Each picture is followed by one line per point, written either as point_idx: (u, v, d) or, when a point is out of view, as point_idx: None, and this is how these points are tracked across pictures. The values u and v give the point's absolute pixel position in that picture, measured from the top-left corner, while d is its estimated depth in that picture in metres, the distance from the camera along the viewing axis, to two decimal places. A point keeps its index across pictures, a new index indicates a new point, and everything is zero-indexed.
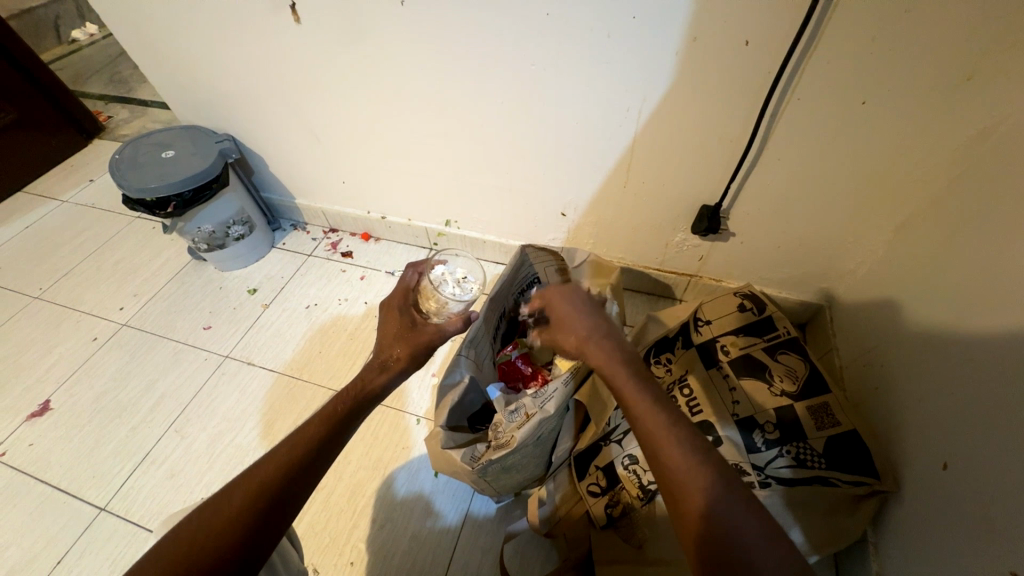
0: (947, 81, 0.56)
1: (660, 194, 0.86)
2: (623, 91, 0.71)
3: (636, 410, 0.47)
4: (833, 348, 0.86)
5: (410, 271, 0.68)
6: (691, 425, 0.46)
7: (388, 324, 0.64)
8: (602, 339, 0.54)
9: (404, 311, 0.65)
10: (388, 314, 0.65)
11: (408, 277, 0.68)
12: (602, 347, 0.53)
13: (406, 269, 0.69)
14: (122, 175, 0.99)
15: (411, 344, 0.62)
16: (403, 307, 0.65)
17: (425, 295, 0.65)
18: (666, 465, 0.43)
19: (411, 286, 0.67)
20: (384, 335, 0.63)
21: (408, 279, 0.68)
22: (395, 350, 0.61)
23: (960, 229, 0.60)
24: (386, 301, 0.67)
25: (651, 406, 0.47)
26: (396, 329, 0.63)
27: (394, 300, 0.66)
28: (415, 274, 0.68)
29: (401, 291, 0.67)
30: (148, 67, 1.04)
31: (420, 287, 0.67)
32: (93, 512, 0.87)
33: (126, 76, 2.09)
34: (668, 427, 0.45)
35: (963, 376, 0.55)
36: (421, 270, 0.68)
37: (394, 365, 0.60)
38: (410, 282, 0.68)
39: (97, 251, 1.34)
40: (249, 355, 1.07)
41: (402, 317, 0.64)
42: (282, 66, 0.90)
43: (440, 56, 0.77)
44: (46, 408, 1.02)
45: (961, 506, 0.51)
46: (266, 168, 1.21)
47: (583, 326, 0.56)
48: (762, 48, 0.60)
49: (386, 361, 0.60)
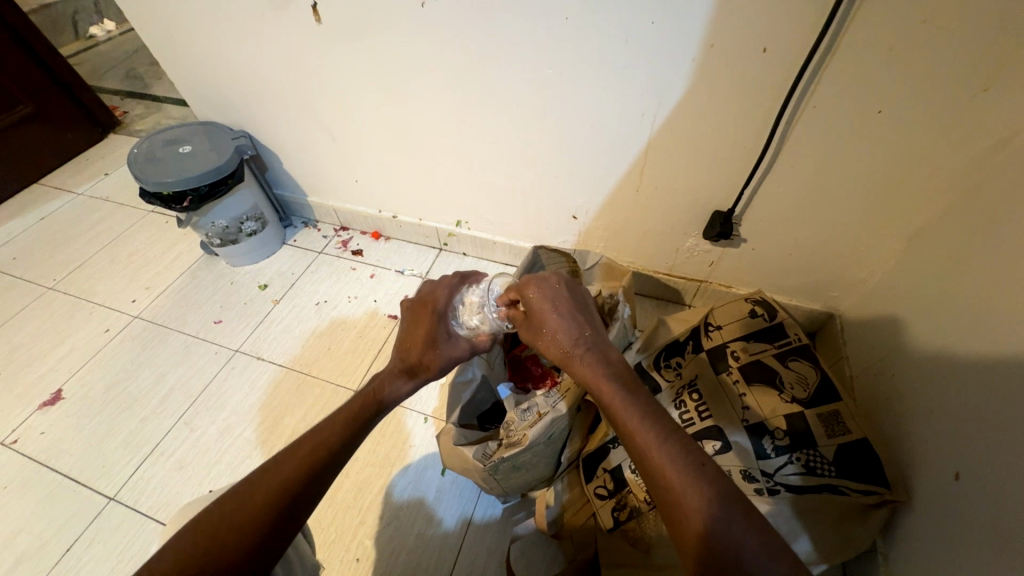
0: (963, 92, 0.56)
1: (672, 199, 0.86)
2: (640, 96, 0.72)
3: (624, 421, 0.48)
4: (844, 357, 0.86)
5: (456, 278, 0.70)
6: (683, 433, 0.46)
7: (420, 327, 0.64)
8: (585, 352, 0.55)
9: (438, 318, 0.65)
10: (420, 315, 0.65)
11: (452, 283, 0.69)
12: (585, 361, 0.54)
13: (450, 276, 0.70)
14: (141, 169, 1.00)
15: (442, 353, 0.63)
16: (439, 313, 0.65)
17: (467, 308, 0.68)
18: (665, 473, 0.43)
19: (451, 293, 0.68)
20: (413, 337, 0.64)
21: (448, 284, 0.69)
22: (426, 356, 0.62)
23: (975, 241, 0.60)
24: (421, 302, 0.66)
25: (637, 415, 0.47)
26: (429, 335, 0.64)
27: (430, 303, 0.66)
28: (460, 285, 0.70)
29: (440, 295, 0.67)
30: (168, 63, 1.05)
31: (459, 296, 0.69)
32: (102, 501, 0.88)
33: (142, 73, 2.12)
34: (655, 436, 0.45)
35: (976, 387, 0.54)
36: (466, 283, 0.71)
37: (421, 373, 0.61)
38: (451, 290, 0.68)
39: (111, 243, 1.35)
40: (259, 350, 1.08)
41: (436, 323, 0.64)
42: (301, 64, 0.91)
43: (458, 57, 0.78)
44: (58, 397, 1.03)
45: (972, 518, 0.51)
46: (280, 165, 1.23)
47: (566, 337, 0.56)
48: (779, 56, 0.60)
49: (415, 367, 0.61)
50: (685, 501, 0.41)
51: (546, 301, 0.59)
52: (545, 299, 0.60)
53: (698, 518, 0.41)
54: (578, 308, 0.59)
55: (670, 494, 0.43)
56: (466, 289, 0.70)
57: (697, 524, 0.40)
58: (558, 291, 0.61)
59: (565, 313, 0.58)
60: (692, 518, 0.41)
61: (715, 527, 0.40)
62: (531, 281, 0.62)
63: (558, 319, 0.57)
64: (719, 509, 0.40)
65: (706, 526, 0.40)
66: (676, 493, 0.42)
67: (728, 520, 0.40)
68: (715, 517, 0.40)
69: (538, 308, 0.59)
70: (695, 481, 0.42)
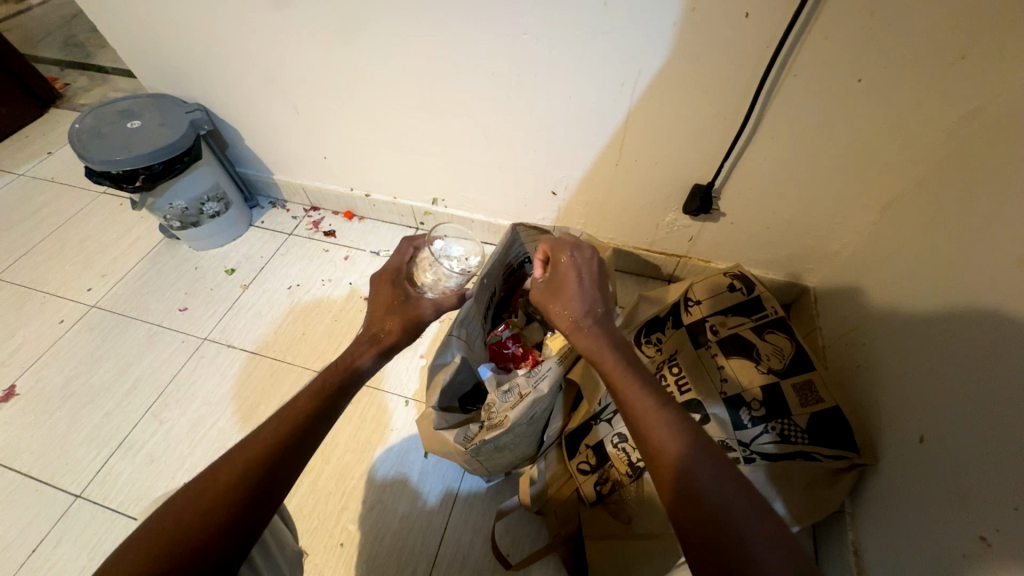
0: (941, 58, 0.56)
1: (653, 172, 0.85)
2: (619, 64, 0.69)
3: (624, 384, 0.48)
4: (817, 327, 0.88)
5: (406, 244, 0.67)
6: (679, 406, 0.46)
7: (379, 296, 0.63)
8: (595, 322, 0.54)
9: (396, 284, 0.64)
10: (380, 285, 0.64)
11: (403, 249, 0.66)
12: (594, 329, 0.54)
13: (400, 244, 0.67)
14: (84, 146, 0.93)
15: (403, 317, 0.61)
16: (396, 280, 0.64)
17: (421, 266, 0.65)
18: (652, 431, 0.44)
19: (405, 259, 0.66)
20: (375, 308, 0.62)
21: (403, 252, 0.66)
22: (386, 323, 0.60)
23: (947, 210, 0.61)
24: (378, 273, 0.65)
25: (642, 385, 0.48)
26: (388, 302, 0.62)
27: (386, 274, 0.64)
28: (411, 248, 0.67)
29: (394, 264, 0.65)
30: (108, 28, 0.96)
31: (416, 260, 0.66)
32: (68, 499, 0.84)
33: (83, 41, 1.95)
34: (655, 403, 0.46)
35: (942, 353, 0.56)
36: (417, 245, 0.67)
37: (385, 340, 0.59)
38: (404, 256, 0.66)
39: (59, 228, 1.26)
40: (228, 338, 1.03)
41: (394, 290, 0.63)
42: (257, 29, 0.84)
43: (427, 21, 0.73)
44: (12, 394, 0.97)
45: (933, 477, 0.54)
46: (241, 141, 1.15)
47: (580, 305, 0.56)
48: (762, 22, 0.58)
49: (378, 336, 0.60)
50: (664, 452, 0.43)
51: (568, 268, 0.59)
52: (571, 267, 0.59)
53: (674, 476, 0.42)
54: (597, 282, 0.59)
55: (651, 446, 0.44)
56: (419, 250, 0.66)
57: (674, 471, 0.42)
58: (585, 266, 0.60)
59: (584, 283, 0.58)
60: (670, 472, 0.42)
61: (692, 477, 0.41)
62: (561, 247, 0.61)
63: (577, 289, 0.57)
64: (700, 466, 0.41)
65: (683, 476, 0.41)
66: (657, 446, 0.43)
67: (706, 478, 0.41)
68: (696, 480, 0.41)
69: (560, 277, 0.59)
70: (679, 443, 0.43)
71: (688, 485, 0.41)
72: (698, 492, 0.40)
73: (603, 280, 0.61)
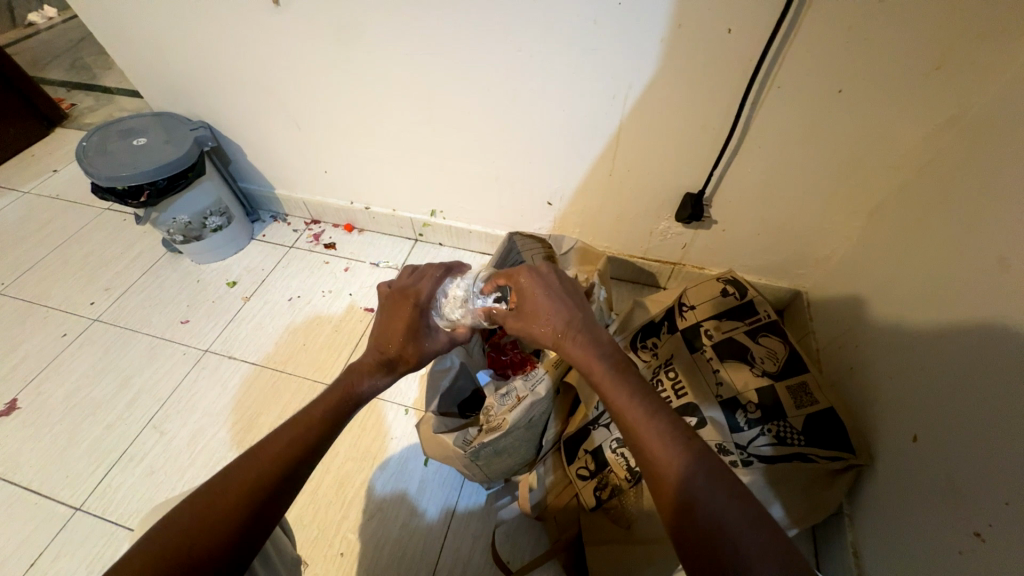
0: (918, 70, 0.58)
1: (645, 182, 0.87)
2: (610, 78, 0.72)
3: (614, 402, 0.49)
4: (810, 331, 0.89)
5: (438, 270, 0.70)
6: (672, 414, 0.47)
7: (398, 318, 0.63)
8: (579, 336, 0.55)
9: (417, 308, 0.65)
10: (400, 306, 0.64)
11: (434, 278, 0.69)
12: (579, 344, 0.55)
13: (430, 267, 0.70)
14: (90, 163, 0.95)
15: (421, 346, 0.63)
16: (420, 305, 0.65)
17: (450, 300, 0.69)
18: (651, 442, 0.45)
19: (433, 283, 0.68)
20: (390, 329, 0.63)
21: (430, 278, 0.69)
22: (405, 348, 0.62)
23: (931, 215, 0.63)
24: (400, 292, 0.66)
25: (630, 399, 0.48)
26: (408, 327, 0.63)
27: (410, 295, 0.65)
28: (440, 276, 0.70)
29: (421, 288, 0.67)
30: (116, 49, 0.99)
31: (442, 289, 0.69)
32: (68, 512, 0.84)
33: (89, 63, 2.00)
34: (646, 415, 0.47)
35: (932, 354, 0.57)
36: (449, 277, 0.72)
37: (400, 365, 0.61)
38: (432, 281, 0.68)
39: (64, 244, 1.28)
40: (229, 349, 1.04)
41: (416, 316, 0.64)
42: (261, 49, 0.87)
43: (424, 40, 0.76)
44: (13, 407, 0.98)
45: (926, 476, 0.55)
46: (244, 157, 1.18)
47: (560, 320, 0.57)
48: (744, 37, 0.61)
49: (393, 361, 0.61)
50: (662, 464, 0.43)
51: (535, 281, 0.62)
52: (535, 288, 0.61)
53: (676, 483, 0.42)
54: (569, 295, 0.60)
55: (649, 459, 0.45)
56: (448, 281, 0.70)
57: (671, 481, 0.42)
58: (552, 277, 0.62)
59: (558, 302, 0.59)
60: (670, 481, 0.42)
61: (690, 486, 0.41)
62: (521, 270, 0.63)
63: (554, 303, 0.59)
64: (697, 472, 0.42)
65: (682, 484, 0.42)
66: (651, 451, 0.45)
67: (702, 483, 0.41)
68: (694, 483, 0.41)
69: (530, 299, 0.60)
70: (679, 452, 0.43)
71: (687, 487, 0.41)
72: (694, 500, 0.41)
73: (573, 292, 0.62)
